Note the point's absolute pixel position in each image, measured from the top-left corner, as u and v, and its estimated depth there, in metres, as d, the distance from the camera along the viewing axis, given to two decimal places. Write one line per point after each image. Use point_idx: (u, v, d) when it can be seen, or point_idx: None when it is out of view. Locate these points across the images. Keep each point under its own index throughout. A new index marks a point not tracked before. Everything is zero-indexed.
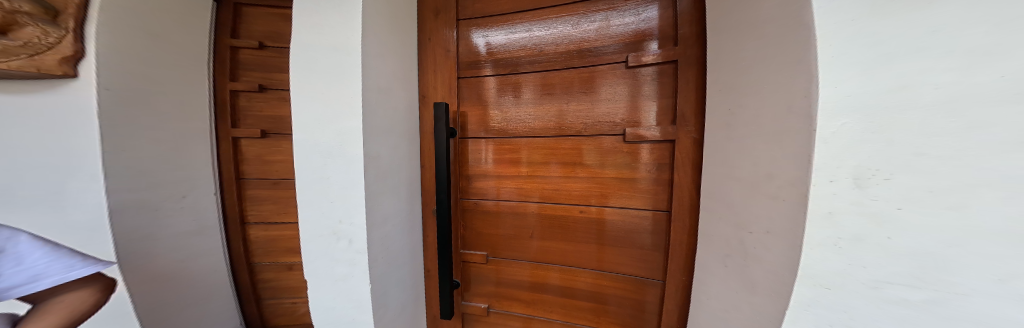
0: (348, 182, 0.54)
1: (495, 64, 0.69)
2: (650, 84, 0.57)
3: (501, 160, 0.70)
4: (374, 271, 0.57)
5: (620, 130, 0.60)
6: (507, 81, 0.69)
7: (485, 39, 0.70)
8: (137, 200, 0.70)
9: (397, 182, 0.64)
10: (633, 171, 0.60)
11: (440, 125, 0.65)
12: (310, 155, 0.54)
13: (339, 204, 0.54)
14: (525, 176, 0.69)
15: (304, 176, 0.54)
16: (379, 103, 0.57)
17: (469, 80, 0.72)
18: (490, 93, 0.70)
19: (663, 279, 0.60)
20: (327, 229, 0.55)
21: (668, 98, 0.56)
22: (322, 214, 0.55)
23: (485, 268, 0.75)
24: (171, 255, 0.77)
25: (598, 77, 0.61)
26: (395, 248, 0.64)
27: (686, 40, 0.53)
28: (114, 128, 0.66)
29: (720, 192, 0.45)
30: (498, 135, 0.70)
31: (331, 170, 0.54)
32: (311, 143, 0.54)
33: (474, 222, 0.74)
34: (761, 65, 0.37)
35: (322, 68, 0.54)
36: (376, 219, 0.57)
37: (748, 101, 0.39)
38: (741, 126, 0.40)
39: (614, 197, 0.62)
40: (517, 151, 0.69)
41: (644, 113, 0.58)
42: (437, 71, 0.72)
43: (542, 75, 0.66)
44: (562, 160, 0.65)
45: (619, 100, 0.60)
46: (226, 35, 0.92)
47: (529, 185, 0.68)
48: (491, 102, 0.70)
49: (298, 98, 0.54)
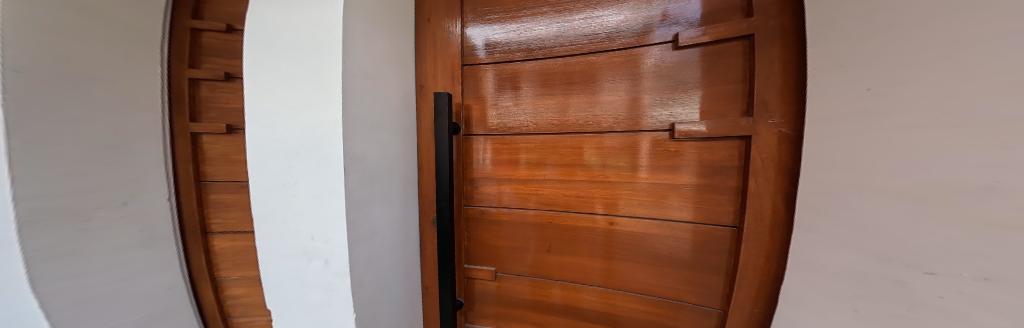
0: (320, 190, 0.43)
1: (497, 54, 0.62)
2: (689, 73, 0.52)
3: (500, 161, 0.62)
4: (359, 296, 0.47)
5: (628, 129, 0.55)
6: (507, 76, 0.61)
7: (484, 29, 0.62)
8: (65, 209, 0.58)
9: (388, 187, 0.55)
10: (633, 173, 0.55)
11: (442, 118, 0.56)
12: (273, 155, 0.43)
13: (311, 217, 0.44)
14: (520, 179, 0.61)
15: (263, 185, 0.44)
16: (364, 91, 0.48)
17: (472, 68, 0.64)
18: (489, 89, 0.62)
19: (724, 308, 0.53)
20: (296, 248, 0.44)
21: (739, 82, 0.49)
22: (287, 230, 0.44)
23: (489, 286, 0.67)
24: (100, 275, 0.64)
25: (599, 72, 0.56)
26: (385, 266, 0.54)
27: (766, 8, 0.45)
28: (27, 121, 0.53)
29: (849, 204, 0.38)
30: (496, 132, 0.62)
31: (302, 174, 0.43)
32: (273, 140, 0.44)
33: (479, 232, 0.66)
34: (968, 37, 0.29)
35: (298, 44, 0.44)
36: (360, 235, 0.47)
37: (917, 79, 0.33)
38: (898, 113, 0.34)
39: (621, 202, 0.56)
40: (515, 150, 0.61)
41: (645, 109, 0.54)
42: (437, 58, 0.64)
43: (551, 62, 0.59)
44: (560, 159, 0.59)
45: (619, 94, 0.55)
46: (187, 16, 0.79)
47: (524, 190, 0.61)
48: (489, 97, 0.63)
49: (259, 80, 0.44)
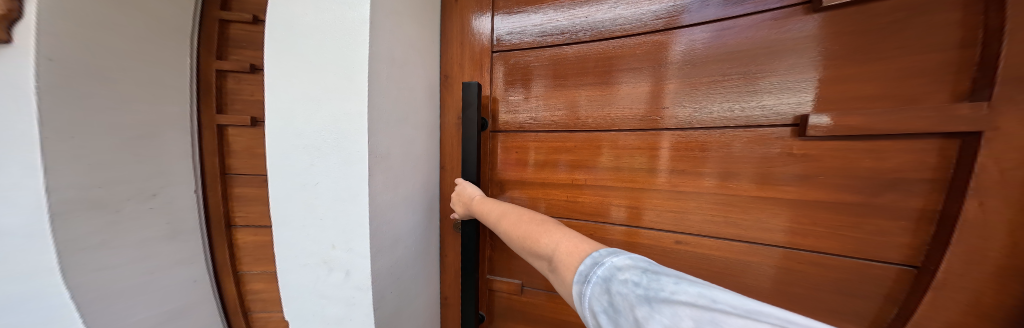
0: (342, 193, 0.37)
1: (528, 40, 0.55)
2: (788, 57, 0.40)
3: (508, 161, 0.58)
4: (381, 312, 0.41)
5: (644, 127, 0.48)
6: (522, 71, 0.56)
7: (507, 17, 0.56)
8: (99, 199, 0.58)
9: (412, 188, 0.49)
10: (651, 176, 0.48)
11: (470, 112, 0.49)
12: (293, 150, 0.38)
13: (333, 224, 0.38)
14: (535, 184, 0.56)
15: (282, 183, 0.38)
16: (390, 80, 0.42)
17: (507, 54, 0.56)
18: (496, 84, 0.57)
19: None
20: (316, 257, 0.39)
21: (952, 49, 0.33)
22: (306, 236, 0.39)
23: (513, 300, 0.63)
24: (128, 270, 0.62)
25: (617, 67, 0.49)
26: (407, 275, 0.49)
27: None
28: (58, 110, 0.52)
29: None
30: (508, 130, 0.58)
31: (322, 172, 0.37)
32: (297, 133, 0.38)
33: (505, 241, 0.61)
34: None
35: (331, 20, 0.37)
36: (382, 244, 0.41)
37: None
38: None
39: (643, 216, 0.50)
40: (523, 149, 0.57)
41: (665, 105, 0.47)
42: (465, 43, 0.57)
43: (586, 51, 0.51)
44: (573, 156, 0.53)
45: (640, 85, 0.48)
46: (215, 6, 0.75)
47: (534, 192, 0.56)
48: (499, 92, 0.57)
49: (285, 63, 0.37)
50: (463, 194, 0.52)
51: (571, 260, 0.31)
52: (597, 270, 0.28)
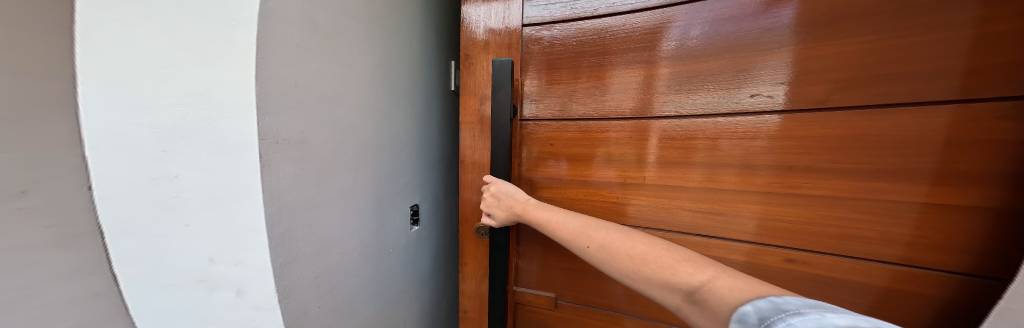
0: (219, 187, 0.25)
1: (572, 12, 0.48)
2: (761, 54, 0.40)
3: (543, 155, 0.53)
4: (297, 314, 0.38)
5: (638, 118, 0.47)
6: (561, 51, 0.50)
7: None
8: None
9: (353, 182, 0.45)
10: (640, 169, 0.48)
11: (502, 94, 0.49)
12: (132, 137, 0.21)
13: (206, 231, 0.25)
14: (570, 181, 0.52)
15: (108, 184, 0.21)
16: (314, 58, 0.37)
17: (544, 28, 0.51)
18: (532, 65, 0.52)
19: None
20: (181, 275, 0.25)
21: None
22: (149, 258, 0.23)
23: (547, 316, 0.57)
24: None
25: (610, 57, 0.47)
26: (341, 275, 0.45)
27: None
28: None
29: None
30: (546, 117, 0.52)
31: (209, 167, 0.25)
32: (140, 110, 0.21)
33: (533, 249, 0.56)
34: None
35: None
36: (288, 249, 0.35)
37: None
38: None
39: (630, 210, 0.49)
40: (560, 142, 0.52)
41: (656, 98, 0.45)
42: (492, 19, 0.52)
43: (638, 24, 0.45)
44: (572, 152, 0.51)
45: (631, 77, 0.46)
46: None
47: (570, 190, 0.52)
48: (533, 74, 0.52)
49: (123, 3, 0.20)
50: (506, 197, 0.47)
51: (734, 295, 0.26)
52: (789, 317, 0.21)
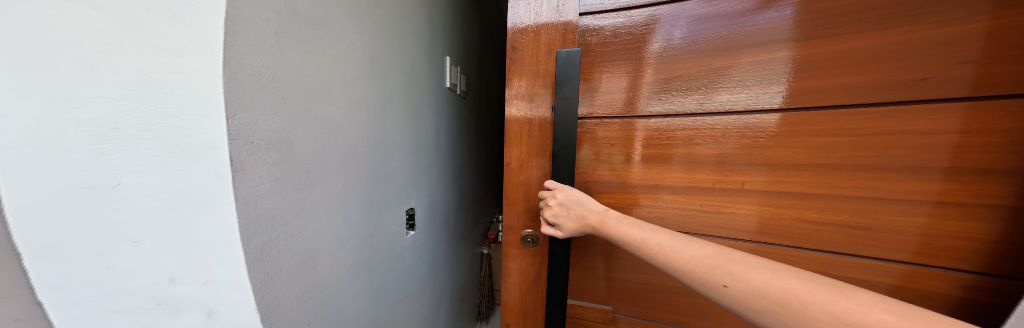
0: (180, 192, 0.22)
1: None
2: (746, 58, 0.41)
3: (598, 158, 0.50)
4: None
5: (623, 119, 0.48)
6: (628, 40, 0.46)
7: None
8: None
9: (347, 186, 0.43)
10: (627, 171, 0.48)
11: (567, 89, 0.46)
12: (51, 135, 0.16)
13: (166, 244, 0.21)
14: (631, 185, 0.48)
15: (21, 192, 0.15)
16: (310, 57, 0.35)
17: (607, 16, 0.47)
18: (594, 56, 0.48)
19: None
20: (135, 301, 0.20)
21: None
22: (91, 283, 0.18)
23: None
24: None
25: (600, 58, 0.48)
26: (334, 286, 0.42)
27: None
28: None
29: None
30: (607, 116, 0.49)
31: (160, 173, 0.20)
32: (65, 102, 0.16)
33: (588, 259, 0.53)
34: None
35: None
36: (272, 263, 0.31)
37: None
38: None
39: (632, 212, 0.49)
40: (621, 143, 0.48)
41: (640, 99, 0.47)
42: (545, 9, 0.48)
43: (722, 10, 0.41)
44: None
45: (618, 78, 0.47)
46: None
47: (631, 196, 0.48)
48: (593, 66, 0.49)
49: None
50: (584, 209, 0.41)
51: None
52: None
